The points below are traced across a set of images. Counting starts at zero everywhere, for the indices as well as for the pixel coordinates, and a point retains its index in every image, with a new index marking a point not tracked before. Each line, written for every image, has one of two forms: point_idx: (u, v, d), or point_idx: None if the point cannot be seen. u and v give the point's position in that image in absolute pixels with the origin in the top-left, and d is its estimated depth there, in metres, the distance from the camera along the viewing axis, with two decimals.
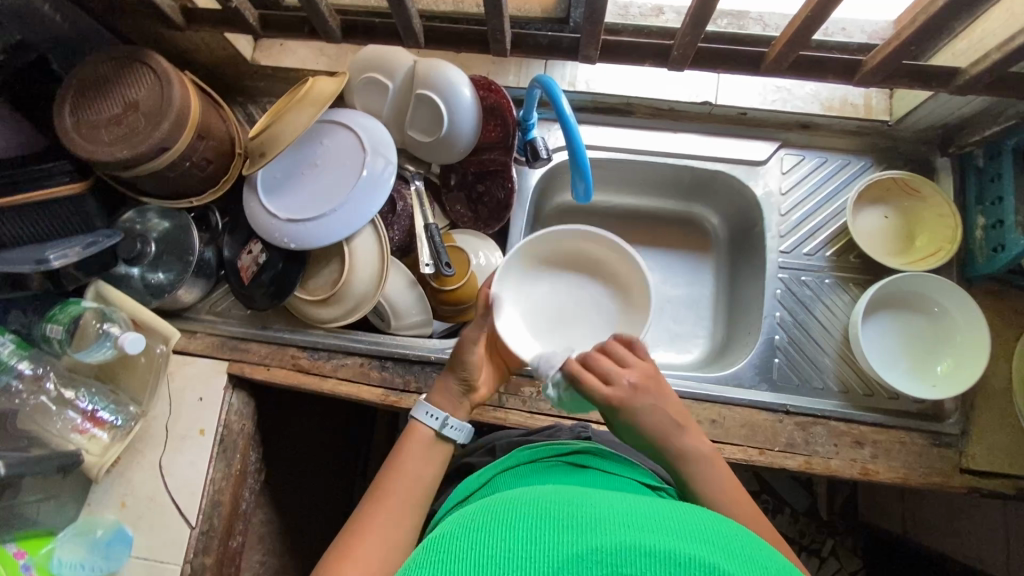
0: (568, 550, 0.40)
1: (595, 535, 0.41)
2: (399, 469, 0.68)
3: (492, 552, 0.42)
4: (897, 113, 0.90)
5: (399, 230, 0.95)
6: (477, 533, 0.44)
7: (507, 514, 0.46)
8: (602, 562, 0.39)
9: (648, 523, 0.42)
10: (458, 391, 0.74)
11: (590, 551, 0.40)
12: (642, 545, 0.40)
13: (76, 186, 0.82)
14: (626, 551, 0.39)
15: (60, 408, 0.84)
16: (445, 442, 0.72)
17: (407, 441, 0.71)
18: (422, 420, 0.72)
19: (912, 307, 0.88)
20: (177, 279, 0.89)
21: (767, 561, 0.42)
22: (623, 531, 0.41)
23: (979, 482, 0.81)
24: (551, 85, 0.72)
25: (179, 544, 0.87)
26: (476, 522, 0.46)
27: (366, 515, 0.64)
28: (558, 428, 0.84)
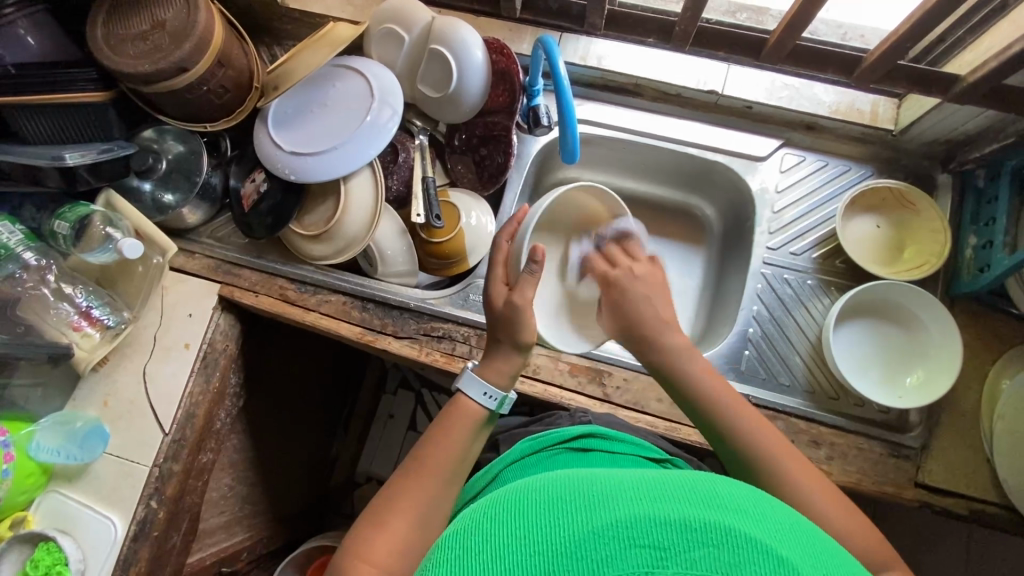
0: (580, 526, 0.38)
1: (604, 507, 0.39)
2: (439, 445, 0.65)
3: (507, 541, 0.39)
4: (901, 123, 0.89)
5: (397, 180, 0.98)
6: (488, 526, 0.41)
7: (511, 498, 0.43)
8: (617, 537, 0.37)
9: (657, 491, 0.41)
10: (515, 361, 0.71)
11: (604, 526, 0.38)
12: (655, 515, 0.38)
13: (99, 95, 0.87)
14: (640, 523, 0.38)
15: (57, 301, 0.89)
16: (488, 412, 0.69)
17: (452, 413, 0.67)
18: (471, 395, 0.68)
19: (890, 317, 0.88)
20: (182, 199, 0.94)
21: (775, 511, 0.42)
22: (633, 502, 0.39)
23: (933, 498, 0.81)
24: (551, 48, 0.74)
25: (151, 447, 0.91)
26: (482, 515, 0.43)
27: (403, 488, 0.62)
28: (558, 417, 0.87)
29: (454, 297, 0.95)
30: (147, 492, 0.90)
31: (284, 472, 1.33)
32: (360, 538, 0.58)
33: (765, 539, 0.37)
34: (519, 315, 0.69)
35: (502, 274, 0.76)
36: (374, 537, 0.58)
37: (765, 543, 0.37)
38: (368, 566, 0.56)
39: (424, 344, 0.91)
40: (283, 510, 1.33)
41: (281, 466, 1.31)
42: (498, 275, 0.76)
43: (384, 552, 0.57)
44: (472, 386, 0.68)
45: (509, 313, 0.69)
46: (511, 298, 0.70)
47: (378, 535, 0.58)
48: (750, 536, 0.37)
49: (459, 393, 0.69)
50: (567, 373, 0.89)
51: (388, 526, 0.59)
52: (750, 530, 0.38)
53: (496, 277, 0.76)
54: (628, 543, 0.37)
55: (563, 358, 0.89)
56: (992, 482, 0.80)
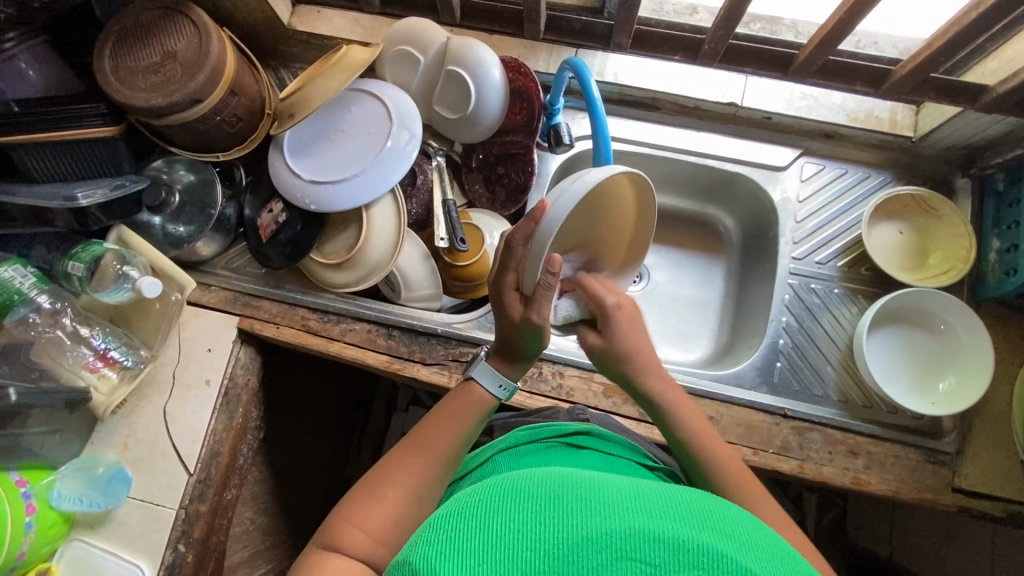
0: (573, 531, 0.34)
1: (602, 514, 0.34)
2: (443, 425, 0.65)
3: (488, 531, 0.35)
4: (920, 130, 0.90)
5: (417, 204, 0.97)
6: (476, 505, 0.38)
7: (507, 486, 0.39)
8: (610, 548, 0.32)
9: (665, 504, 0.35)
10: (513, 371, 0.71)
11: (597, 535, 0.33)
12: (657, 530, 0.33)
13: (109, 129, 0.83)
14: (639, 535, 0.33)
15: (74, 344, 0.87)
16: (495, 399, 0.69)
17: (459, 397, 0.68)
18: (484, 382, 0.69)
19: (918, 324, 0.88)
20: (196, 232, 0.92)
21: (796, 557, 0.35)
22: (636, 512, 0.34)
23: (970, 502, 0.81)
24: (581, 69, 0.73)
25: (176, 490, 0.89)
26: (472, 498, 0.39)
27: (404, 457, 0.62)
28: (556, 410, 0.83)
29: (481, 320, 0.93)
30: (175, 536, 0.88)
31: (305, 500, 1.30)
32: (353, 507, 0.58)
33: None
34: (532, 335, 0.65)
35: (513, 280, 0.64)
36: (370, 507, 0.58)
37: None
38: (363, 531, 0.56)
39: (453, 370, 0.90)
40: (304, 538, 1.31)
41: (300, 493, 1.29)
42: (508, 282, 0.64)
43: (378, 522, 0.57)
44: (486, 376, 0.69)
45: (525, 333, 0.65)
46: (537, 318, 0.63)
47: (373, 504, 0.58)
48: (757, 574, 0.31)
49: (469, 379, 0.70)
50: (601, 394, 0.87)
51: (384, 497, 0.59)
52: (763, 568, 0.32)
53: (505, 286, 0.65)
54: (619, 555, 0.32)
55: (596, 378, 0.88)
56: None
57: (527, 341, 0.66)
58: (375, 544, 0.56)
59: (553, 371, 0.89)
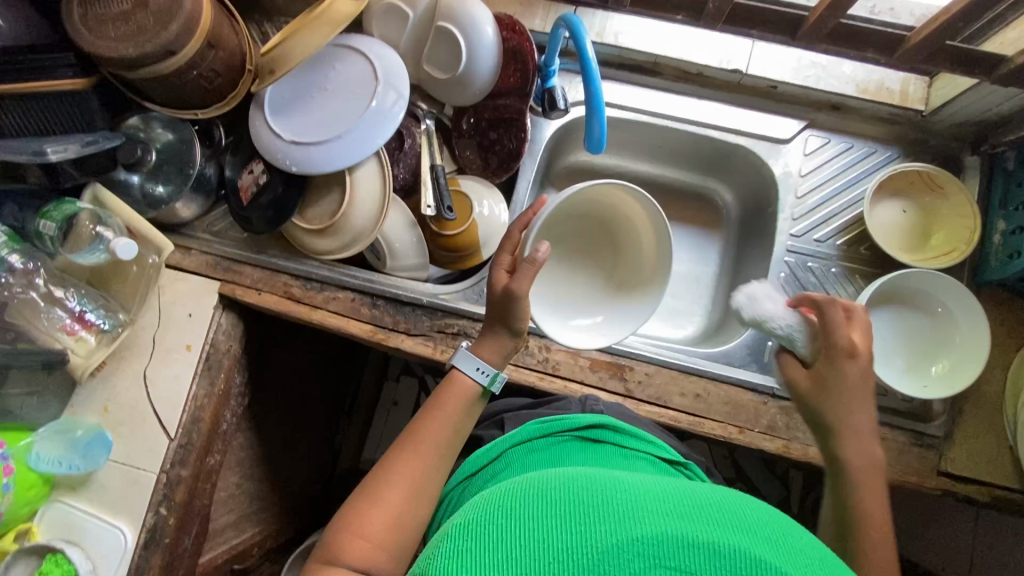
0: (604, 540, 0.37)
1: (630, 521, 0.38)
2: (430, 421, 0.64)
3: (521, 544, 0.38)
4: (932, 104, 0.86)
5: (403, 169, 0.93)
6: (506, 518, 0.41)
7: (531, 495, 0.43)
8: (642, 555, 0.36)
9: (685, 508, 0.39)
10: (507, 343, 0.69)
11: (629, 541, 0.37)
12: (683, 536, 0.37)
13: (79, 82, 0.79)
14: (668, 541, 0.36)
15: (49, 305, 0.85)
16: (476, 385, 0.67)
17: (446, 389, 0.67)
18: (466, 370, 0.67)
19: (915, 305, 0.86)
20: (175, 193, 0.88)
21: (811, 548, 0.39)
22: (661, 518, 0.38)
23: (955, 486, 0.80)
24: (577, 27, 0.68)
25: (157, 453, 0.88)
26: (504, 508, 0.43)
27: (397, 458, 0.62)
28: (568, 400, 0.82)
29: (468, 292, 0.91)
30: (156, 499, 0.87)
31: (292, 465, 1.31)
32: (349, 513, 0.58)
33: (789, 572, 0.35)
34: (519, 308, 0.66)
35: (508, 260, 0.70)
36: (366, 512, 0.58)
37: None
38: (363, 539, 0.56)
39: (438, 341, 0.88)
40: (291, 503, 1.32)
41: (288, 458, 1.29)
42: (503, 262, 0.70)
43: (377, 525, 0.58)
44: (465, 362, 0.67)
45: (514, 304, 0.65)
46: (517, 288, 0.65)
47: (368, 509, 0.58)
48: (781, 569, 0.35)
49: (452, 369, 0.68)
50: (588, 369, 0.86)
51: (379, 499, 0.59)
52: (780, 564, 0.36)
53: (501, 264, 0.70)
54: (652, 561, 0.36)
55: (583, 353, 0.87)
56: (1013, 469, 0.80)
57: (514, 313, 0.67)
58: (376, 549, 0.57)
59: (540, 346, 0.87)
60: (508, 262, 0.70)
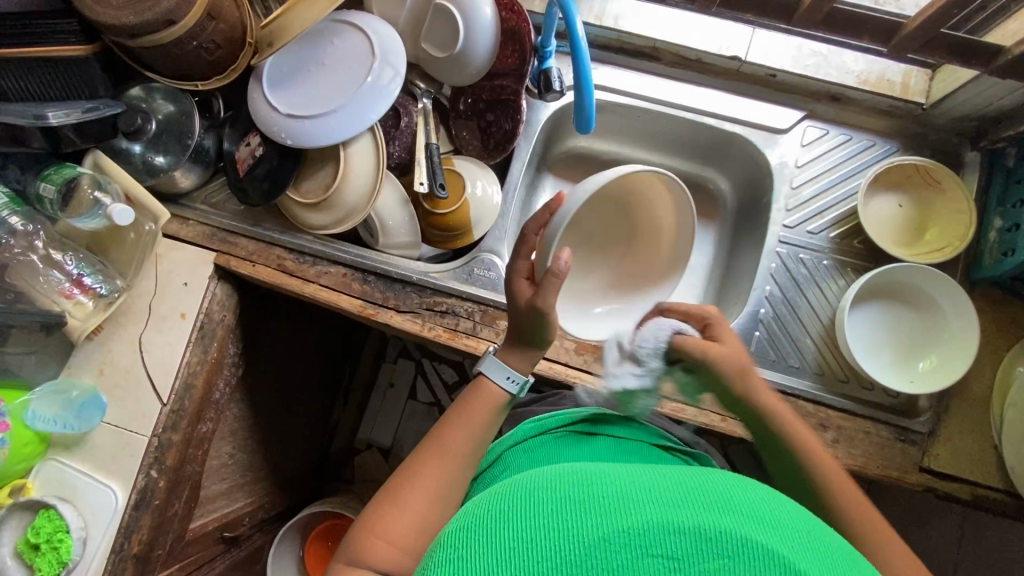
0: (589, 535, 0.36)
1: (613, 512, 0.37)
2: (457, 426, 0.65)
3: (506, 548, 0.37)
4: (933, 96, 0.85)
5: (399, 146, 0.94)
6: (489, 526, 0.40)
7: (514, 496, 0.42)
8: (629, 546, 0.35)
9: (670, 493, 0.38)
10: (531, 353, 0.70)
11: (614, 534, 0.36)
12: (670, 523, 0.36)
13: (82, 49, 0.81)
14: (655, 529, 0.35)
15: (48, 268, 0.87)
16: (506, 393, 0.68)
17: (473, 396, 0.67)
18: (493, 376, 0.68)
19: (905, 300, 0.85)
20: (174, 162, 0.90)
21: (801, 522, 0.39)
22: (645, 507, 0.37)
23: (936, 483, 0.80)
24: (567, 5, 0.67)
25: (149, 417, 0.90)
26: (488, 513, 0.41)
27: (423, 465, 0.62)
28: (563, 397, 0.89)
29: (458, 271, 0.92)
30: (147, 461, 0.90)
31: (285, 440, 1.33)
32: (375, 515, 0.59)
33: (780, 551, 0.35)
34: (540, 320, 0.66)
35: (526, 267, 0.69)
36: (390, 516, 0.58)
37: (785, 558, 0.34)
38: (387, 543, 0.56)
39: (427, 319, 0.89)
40: (283, 476, 1.34)
41: (281, 432, 1.31)
42: (521, 269, 0.70)
43: (401, 529, 0.58)
44: (495, 369, 0.68)
45: (537, 317, 0.66)
46: (541, 303, 0.65)
47: (393, 512, 0.58)
48: (769, 549, 0.35)
49: (479, 375, 0.69)
50: (573, 351, 0.86)
51: (403, 503, 0.59)
52: (770, 542, 0.35)
53: (517, 271, 0.70)
54: (640, 551, 0.35)
55: (569, 336, 0.87)
56: (996, 468, 0.80)
57: (531, 323, 0.67)
58: (400, 553, 0.57)
59: None
60: (526, 269, 0.69)
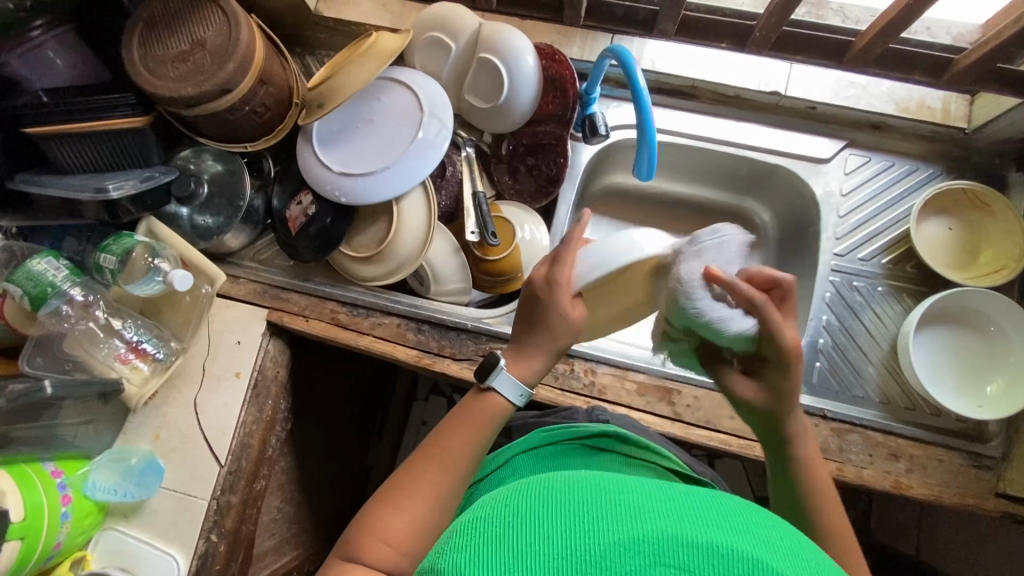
0: (606, 538, 0.35)
1: (629, 519, 0.36)
2: (460, 430, 0.62)
3: (517, 539, 0.36)
4: (975, 121, 0.86)
5: (446, 196, 0.95)
6: (505, 517, 0.38)
7: (532, 492, 0.41)
8: (643, 553, 0.34)
9: (685, 507, 0.37)
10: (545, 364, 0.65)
11: (628, 539, 0.34)
12: (683, 535, 0.34)
13: (139, 120, 0.81)
14: (670, 541, 0.34)
15: (107, 336, 0.87)
16: (511, 404, 0.64)
17: (480, 404, 0.64)
18: (504, 393, 0.64)
19: (967, 324, 0.85)
20: (226, 223, 0.91)
21: (810, 550, 0.37)
22: (664, 518, 0.36)
23: (1015, 509, 0.78)
24: (626, 57, 0.69)
25: (207, 480, 0.89)
26: (504, 505, 0.40)
27: (424, 468, 0.60)
28: (574, 411, 0.83)
29: (512, 316, 0.92)
30: (207, 526, 0.88)
31: (327, 487, 1.31)
32: (375, 515, 0.57)
33: None
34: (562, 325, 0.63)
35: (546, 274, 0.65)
36: (389, 518, 0.57)
37: None
38: (386, 545, 0.55)
39: None
40: (327, 525, 1.32)
41: (323, 480, 1.29)
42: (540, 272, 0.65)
43: (400, 531, 0.56)
44: (507, 387, 0.64)
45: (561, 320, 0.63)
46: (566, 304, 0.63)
47: (393, 513, 0.57)
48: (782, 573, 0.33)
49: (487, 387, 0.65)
50: (634, 392, 0.86)
51: (403, 505, 0.58)
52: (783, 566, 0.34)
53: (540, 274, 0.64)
54: (651, 559, 0.33)
55: (630, 376, 0.87)
56: None
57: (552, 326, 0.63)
58: (398, 555, 0.56)
59: (586, 369, 0.87)
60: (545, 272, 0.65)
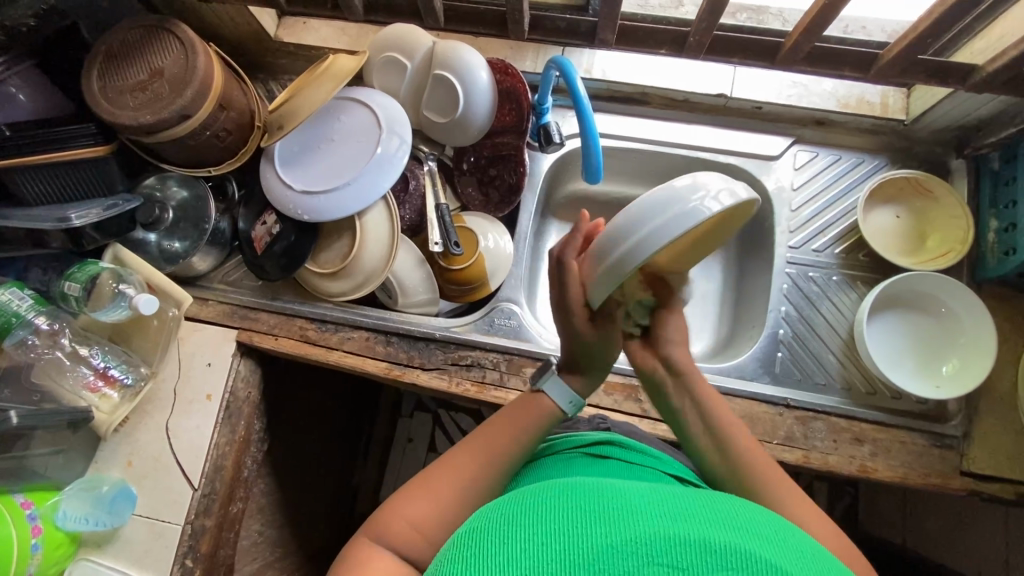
0: (601, 540, 0.38)
1: (625, 522, 0.40)
2: (504, 428, 0.64)
3: (521, 542, 0.40)
4: (913, 113, 0.90)
5: (410, 210, 0.97)
6: (508, 524, 0.42)
7: (534, 500, 0.45)
8: (636, 552, 0.37)
9: (674, 510, 0.41)
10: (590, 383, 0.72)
11: (623, 540, 0.38)
12: (672, 534, 0.38)
13: (101, 149, 0.83)
14: (660, 540, 0.38)
15: (74, 364, 0.87)
16: (561, 411, 0.68)
17: (528, 406, 0.67)
18: (553, 396, 0.68)
19: (919, 307, 0.88)
20: (192, 246, 0.92)
21: (793, 544, 0.41)
22: (649, 520, 0.40)
23: (978, 485, 0.80)
24: (567, 67, 0.71)
25: (180, 505, 0.89)
26: (505, 515, 0.44)
27: (463, 458, 0.61)
28: (579, 420, 0.83)
29: (479, 323, 0.93)
30: (182, 551, 0.88)
31: (310, 509, 1.30)
32: (408, 499, 0.58)
33: (781, 566, 0.37)
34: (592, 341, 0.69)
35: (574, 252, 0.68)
36: (425, 501, 0.58)
37: (781, 568, 0.37)
38: (418, 531, 0.56)
39: (453, 374, 0.89)
40: (310, 549, 1.30)
41: (305, 502, 1.28)
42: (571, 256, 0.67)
43: (431, 517, 0.57)
44: (556, 391, 0.68)
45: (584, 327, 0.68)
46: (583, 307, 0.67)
47: (428, 499, 0.58)
48: (767, 560, 0.37)
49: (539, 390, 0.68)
50: (602, 392, 0.87)
51: (438, 492, 0.59)
52: (766, 555, 0.37)
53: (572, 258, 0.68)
54: (645, 558, 0.37)
55: None
56: None
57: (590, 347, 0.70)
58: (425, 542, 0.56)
59: None
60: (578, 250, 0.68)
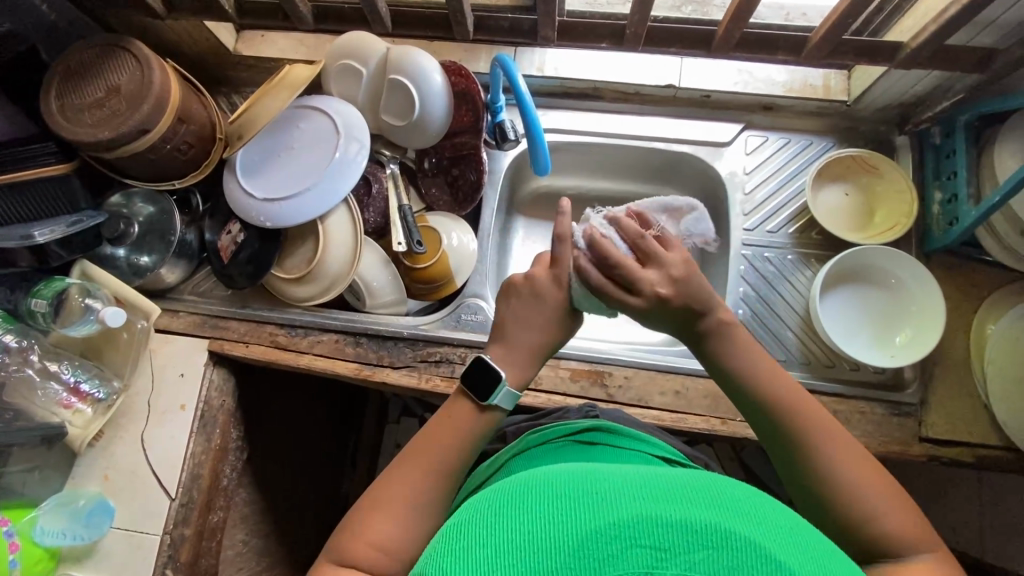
0: (584, 527, 0.37)
1: (605, 506, 0.38)
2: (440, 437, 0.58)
3: (501, 534, 0.38)
4: (854, 93, 0.93)
5: (373, 212, 0.99)
6: (486, 515, 0.40)
7: (512, 487, 0.42)
8: (619, 538, 0.36)
9: (659, 488, 0.39)
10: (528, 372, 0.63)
11: (605, 525, 0.37)
12: (654, 515, 0.37)
13: (62, 167, 0.86)
14: (642, 522, 0.36)
15: (45, 380, 0.88)
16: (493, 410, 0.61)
17: (461, 413, 0.60)
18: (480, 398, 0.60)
19: (871, 280, 0.90)
20: (160, 259, 0.93)
21: (778, 512, 0.39)
22: (637, 501, 0.38)
23: (938, 450, 0.82)
24: (509, 65, 0.74)
25: (158, 515, 0.89)
26: (483, 505, 0.42)
27: (404, 473, 0.56)
28: (567, 410, 0.84)
29: (446, 320, 0.95)
30: (161, 560, 0.88)
31: (297, 518, 1.30)
32: (357, 519, 0.54)
33: (764, 543, 0.36)
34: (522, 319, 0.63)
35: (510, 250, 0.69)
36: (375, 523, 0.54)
37: (763, 545, 0.36)
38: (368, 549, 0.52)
39: (422, 371, 0.91)
40: (299, 557, 1.30)
41: (291, 510, 1.28)
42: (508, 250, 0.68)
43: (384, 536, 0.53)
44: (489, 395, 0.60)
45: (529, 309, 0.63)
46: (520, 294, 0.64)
47: (375, 516, 0.54)
48: (748, 538, 0.36)
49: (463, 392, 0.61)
50: (568, 379, 0.89)
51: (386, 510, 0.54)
52: (749, 532, 0.36)
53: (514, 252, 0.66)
54: (628, 543, 0.36)
55: (563, 365, 0.90)
56: (991, 426, 0.82)
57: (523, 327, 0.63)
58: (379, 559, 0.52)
59: None
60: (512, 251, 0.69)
